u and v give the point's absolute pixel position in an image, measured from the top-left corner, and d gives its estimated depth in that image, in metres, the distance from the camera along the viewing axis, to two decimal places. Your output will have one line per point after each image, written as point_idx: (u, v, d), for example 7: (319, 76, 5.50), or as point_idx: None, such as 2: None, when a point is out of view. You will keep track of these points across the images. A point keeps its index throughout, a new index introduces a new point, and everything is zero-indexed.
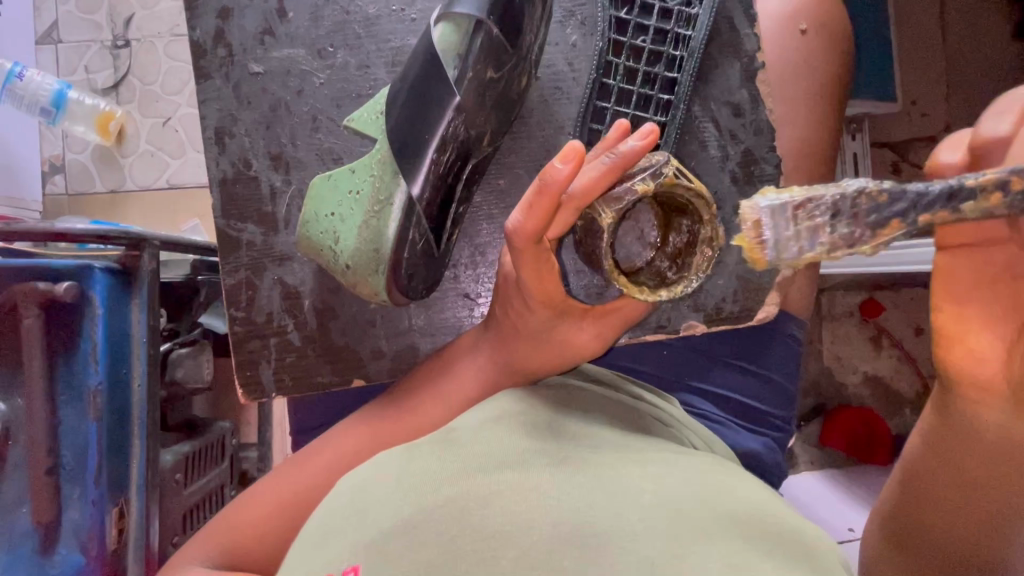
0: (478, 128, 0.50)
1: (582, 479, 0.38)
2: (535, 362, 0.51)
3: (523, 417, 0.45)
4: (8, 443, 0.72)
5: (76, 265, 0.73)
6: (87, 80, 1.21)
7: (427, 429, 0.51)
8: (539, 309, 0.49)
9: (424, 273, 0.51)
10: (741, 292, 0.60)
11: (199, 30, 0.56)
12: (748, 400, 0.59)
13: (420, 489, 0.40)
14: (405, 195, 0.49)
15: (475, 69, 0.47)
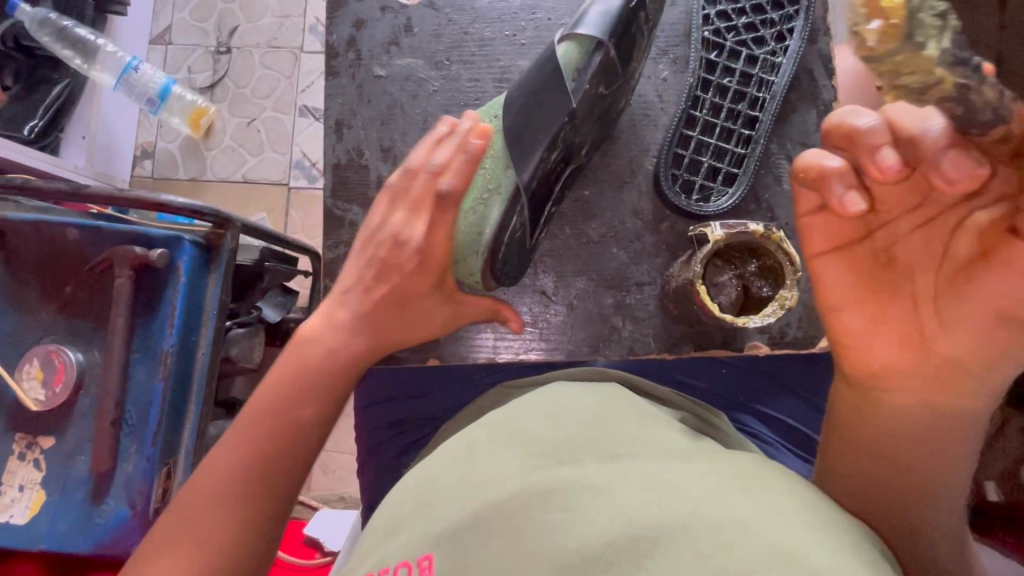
0: (581, 138, 0.55)
1: (627, 474, 0.39)
2: (390, 332, 0.59)
3: (562, 426, 0.47)
4: (80, 391, 0.78)
5: (168, 235, 0.79)
6: (188, 79, 1.33)
7: (314, 374, 0.56)
8: (420, 281, 0.57)
9: (517, 260, 0.57)
10: (805, 317, 0.60)
11: (334, 36, 0.63)
12: (802, 427, 0.61)
13: (491, 480, 0.43)
14: (513, 183, 0.52)
15: (590, 85, 0.51)
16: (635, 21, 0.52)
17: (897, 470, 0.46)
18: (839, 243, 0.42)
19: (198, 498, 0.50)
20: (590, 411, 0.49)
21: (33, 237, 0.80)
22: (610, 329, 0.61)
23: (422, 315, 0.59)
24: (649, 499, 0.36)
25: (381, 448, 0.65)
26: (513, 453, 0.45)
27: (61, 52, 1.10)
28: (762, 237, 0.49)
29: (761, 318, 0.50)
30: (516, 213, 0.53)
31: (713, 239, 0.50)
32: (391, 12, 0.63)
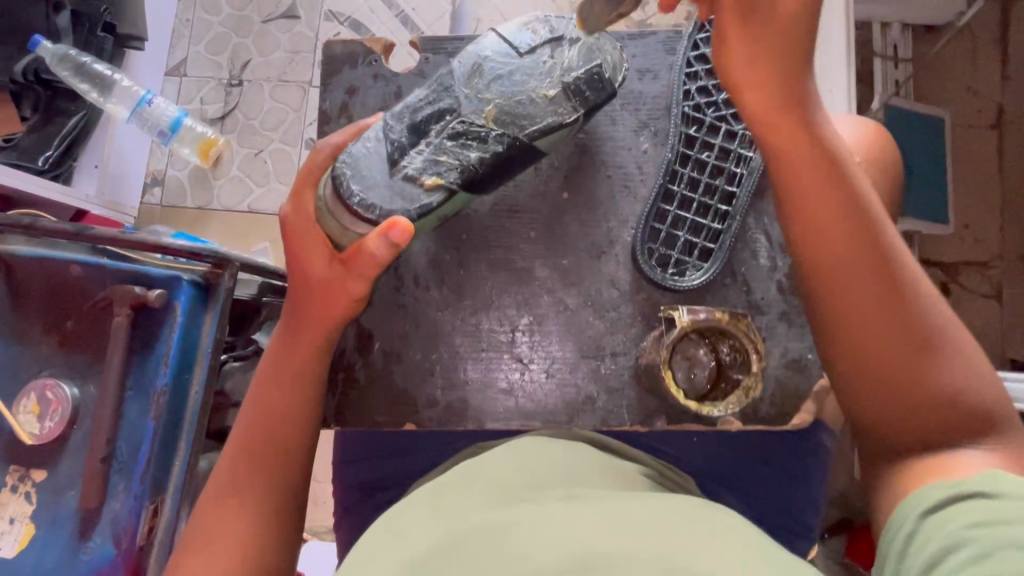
0: (474, 97, 0.57)
1: (583, 514, 0.42)
2: (293, 289, 0.59)
3: (526, 476, 0.50)
4: (74, 426, 0.80)
5: (168, 275, 0.82)
6: (200, 110, 1.38)
7: (281, 353, 0.59)
8: (302, 229, 0.57)
9: (375, 193, 0.54)
10: (778, 395, 0.61)
11: (327, 101, 0.65)
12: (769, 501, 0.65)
13: (455, 520, 0.44)
14: (381, 126, 0.56)
15: (475, 51, 0.59)
16: (542, 23, 0.60)
17: (886, 287, 0.54)
18: (769, 93, 0.55)
19: (217, 508, 0.56)
20: (559, 463, 0.52)
21: (38, 272, 0.83)
22: (586, 398, 0.62)
23: (323, 282, 0.57)
24: (599, 534, 0.39)
25: (358, 507, 0.66)
26: (484, 493, 0.47)
27: (79, 85, 1.14)
28: (727, 323, 0.56)
29: (723, 407, 0.57)
30: (372, 138, 0.55)
31: (679, 324, 0.57)
32: (382, 80, 0.65)
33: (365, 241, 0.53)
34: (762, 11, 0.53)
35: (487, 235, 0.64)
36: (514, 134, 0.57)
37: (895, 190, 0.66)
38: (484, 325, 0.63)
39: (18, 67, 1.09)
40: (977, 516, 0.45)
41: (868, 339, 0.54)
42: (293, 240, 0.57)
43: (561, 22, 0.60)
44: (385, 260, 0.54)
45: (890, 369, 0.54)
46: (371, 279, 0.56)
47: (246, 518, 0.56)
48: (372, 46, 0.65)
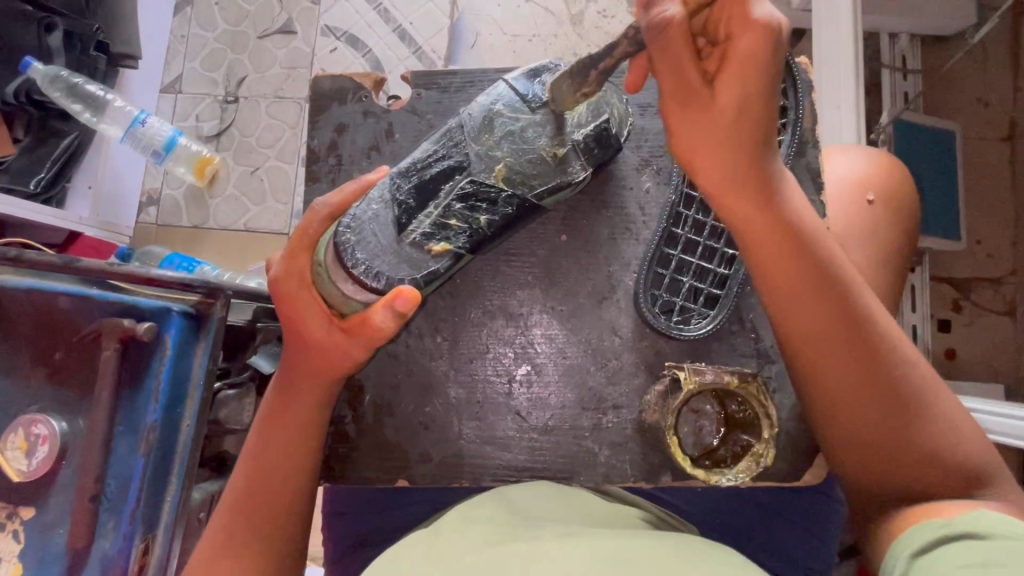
0: (486, 153, 0.55)
1: (582, 549, 0.41)
2: (291, 357, 0.55)
3: (520, 513, 0.49)
4: (62, 463, 0.78)
5: (158, 307, 0.79)
6: (195, 128, 1.36)
7: (283, 419, 0.56)
8: (299, 300, 0.51)
9: (382, 260, 0.51)
10: (786, 448, 0.61)
11: (316, 140, 0.63)
12: (775, 553, 0.64)
13: (447, 559, 0.43)
14: (387, 185, 0.54)
15: (488, 102, 0.56)
16: (553, 72, 0.56)
17: (859, 354, 0.52)
18: (724, 175, 0.51)
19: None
20: (555, 504, 0.51)
21: (27, 303, 0.81)
22: (586, 452, 0.60)
23: (323, 348, 0.53)
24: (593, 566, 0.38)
25: (346, 561, 0.65)
26: (478, 530, 0.46)
27: (71, 106, 1.12)
28: (739, 386, 0.53)
29: (734, 474, 0.53)
30: (377, 200, 0.53)
31: (685, 384, 0.54)
32: (372, 117, 0.63)
33: (370, 313, 0.49)
34: (704, 97, 0.48)
35: (481, 280, 0.62)
36: (524, 195, 0.56)
37: (908, 228, 0.64)
38: (480, 377, 0.61)
39: (9, 89, 1.05)
40: (966, 558, 0.43)
41: (841, 399, 0.54)
42: (289, 304, 0.52)
43: (572, 74, 0.57)
44: (392, 330, 0.51)
45: (865, 427, 0.53)
46: (376, 346, 0.53)
47: None
48: (362, 81, 0.63)
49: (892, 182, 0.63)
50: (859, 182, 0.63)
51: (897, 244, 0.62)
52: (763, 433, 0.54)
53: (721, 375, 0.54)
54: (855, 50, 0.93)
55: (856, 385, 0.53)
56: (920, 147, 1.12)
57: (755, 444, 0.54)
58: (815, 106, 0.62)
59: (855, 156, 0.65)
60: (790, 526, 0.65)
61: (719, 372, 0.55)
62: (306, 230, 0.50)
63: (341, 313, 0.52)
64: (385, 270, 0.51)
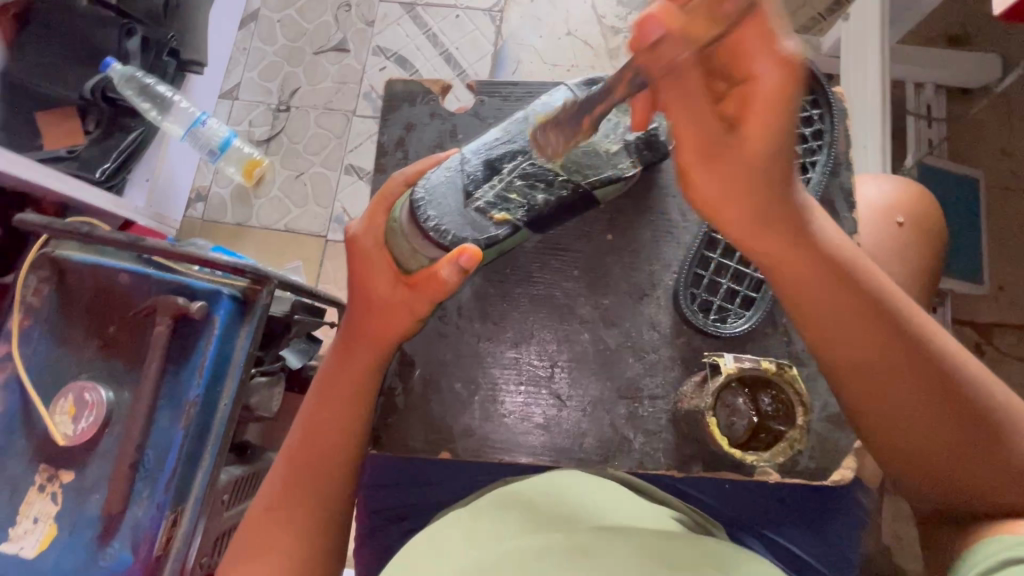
0: None
1: (621, 546, 0.42)
2: (359, 318, 0.60)
3: (558, 499, 0.51)
4: (104, 430, 0.81)
5: (210, 289, 0.84)
6: (247, 132, 1.44)
7: (341, 382, 0.60)
8: (382, 272, 0.58)
9: (450, 219, 0.55)
10: (818, 448, 0.61)
11: (385, 136, 0.68)
12: (805, 555, 0.64)
13: (490, 541, 0.45)
14: (458, 157, 0.59)
15: (546, 99, 0.61)
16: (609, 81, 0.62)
17: (924, 375, 0.53)
18: (745, 218, 0.51)
19: (265, 527, 0.57)
20: (590, 498, 0.52)
21: (87, 278, 0.86)
22: (622, 439, 0.62)
23: (386, 302, 0.57)
24: (628, 562, 0.40)
25: (379, 531, 0.66)
26: (519, 516, 0.49)
27: (140, 104, 1.19)
28: (777, 372, 0.55)
29: (770, 456, 0.55)
30: (449, 168, 0.57)
31: (725, 369, 0.56)
32: (439, 118, 0.68)
33: (437, 268, 0.53)
34: (722, 150, 0.47)
35: (531, 270, 0.65)
36: (579, 182, 0.61)
37: (936, 254, 0.66)
38: (524, 359, 0.64)
39: (86, 86, 1.14)
40: None
41: (907, 420, 0.54)
42: (362, 261, 0.58)
43: None
44: (453, 285, 0.54)
45: (930, 440, 0.54)
46: (436, 302, 0.56)
47: (291, 536, 0.57)
48: (431, 86, 0.69)
49: (922, 209, 0.66)
50: (888, 206, 0.66)
51: (925, 266, 0.65)
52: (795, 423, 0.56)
53: (756, 363, 0.56)
54: (879, 94, 0.98)
55: (931, 417, 0.54)
56: (943, 193, 1.16)
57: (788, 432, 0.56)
58: (849, 132, 0.63)
59: (886, 182, 0.68)
60: (819, 536, 0.64)
61: (754, 360, 0.56)
62: (367, 221, 0.59)
63: (407, 270, 0.57)
64: (456, 224, 0.55)
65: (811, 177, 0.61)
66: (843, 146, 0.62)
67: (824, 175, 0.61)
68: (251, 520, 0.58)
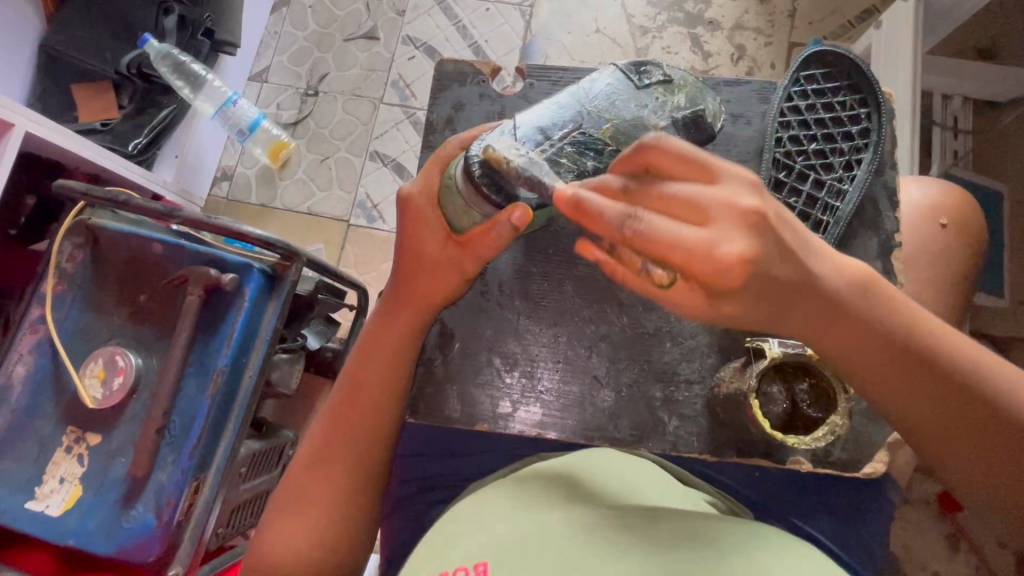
0: (598, 113, 0.60)
1: (664, 526, 0.43)
2: (406, 281, 0.62)
3: (594, 477, 0.52)
4: (134, 396, 0.83)
5: (242, 262, 0.85)
6: (276, 115, 1.46)
7: (382, 344, 0.62)
8: (433, 233, 0.60)
9: (506, 176, 0.55)
10: (848, 441, 0.61)
11: (433, 114, 0.69)
12: (834, 548, 0.64)
13: (533, 512, 0.46)
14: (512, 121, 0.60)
15: (600, 76, 0.63)
16: (658, 66, 0.64)
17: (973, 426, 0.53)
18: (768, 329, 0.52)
19: (307, 484, 0.61)
20: (623, 477, 0.53)
21: (122, 245, 0.87)
22: (655, 422, 0.62)
23: (437, 262, 0.60)
24: (670, 546, 0.40)
25: (408, 501, 0.67)
26: (559, 488, 0.49)
27: (175, 82, 1.22)
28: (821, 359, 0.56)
29: (812, 440, 0.54)
30: (506, 128, 0.58)
31: (770, 354, 0.57)
32: (487, 99, 0.68)
33: (493, 224, 0.55)
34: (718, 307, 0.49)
35: (571, 253, 0.66)
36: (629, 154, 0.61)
37: (976, 256, 0.66)
38: (562, 338, 0.65)
39: (124, 60, 1.15)
40: None
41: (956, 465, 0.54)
42: (413, 220, 0.61)
43: (674, 70, 0.64)
44: (505, 243, 0.56)
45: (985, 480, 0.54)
46: (484, 261, 0.59)
47: (330, 493, 0.61)
48: (481, 68, 0.69)
49: (963, 213, 0.66)
50: (931, 207, 0.66)
51: (966, 268, 0.66)
52: (838, 409, 0.55)
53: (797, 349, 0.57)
54: (913, 101, 0.98)
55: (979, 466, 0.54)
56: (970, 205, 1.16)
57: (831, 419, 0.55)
58: (896, 132, 0.63)
59: (928, 184, 0.68)
60: (843, 532, 0.64)
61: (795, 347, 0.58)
62: (419, 181, 0.60)
63: (457, 229, 0.59)
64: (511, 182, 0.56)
65: (857, 173, 0.61)
66: (889, 145, 0.63)
67: (869, 172, 0.61)
68: (293, 475, 0.63)
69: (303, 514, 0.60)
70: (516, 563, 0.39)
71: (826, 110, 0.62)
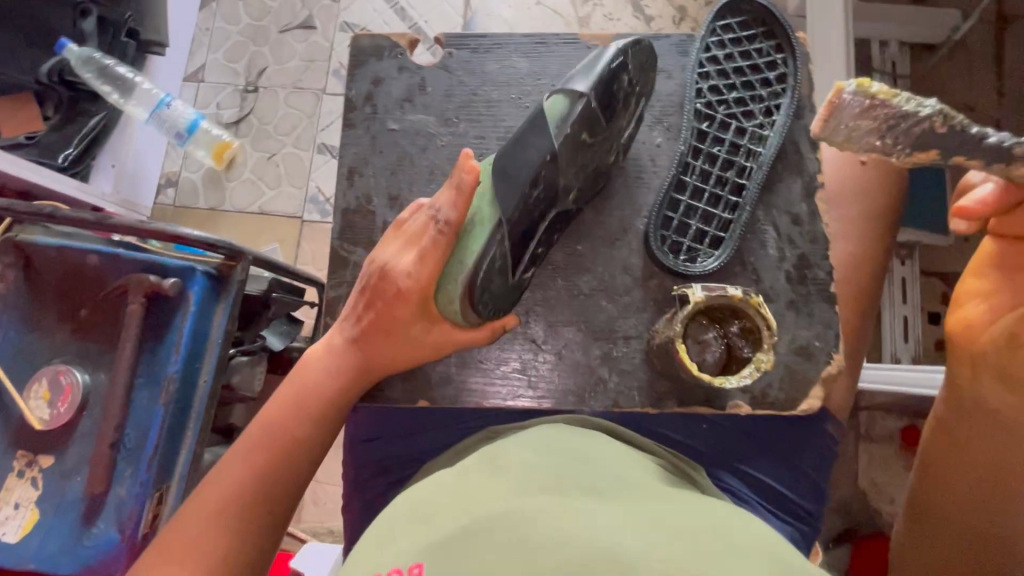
0: (569, 183, 0.57)
1: (614, 508, 0.40)
2: (384, 352, 0.62)
3: (545, 450, 0.49)
4: (84, 413, 0.80)
5: (184, 265, 0.83)
6: (216, 115, 1.41)
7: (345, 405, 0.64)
8: (412, 308, 0.59)
9: (500, 303, 0.58)
10: (786, 381, 0.63)
11: (352, 90, 0.67)
12: (782, 489, 0.62)
13: (480, 500, 0.42)
14: (495, 219, 0.54)
15: (569, 131, 0.55)
16: (621, 91, 0.57)
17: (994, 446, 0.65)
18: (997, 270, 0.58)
19: (216, 503, 0.59)
20: (575, 447, 0.50)
21: (55, 259, 0.84)
22: (598, 380, 0.64)
23: (419, 341, 0.61)
24: (619, 526, 0.38)
25: (365, 485, 0.66)
26: (507, 476, 0.45)
27: (101, 88, 1.17)
28: (747, 301, 0.55)
29: (738, 378, 0.56)
30: (496, 245, 0.54)
31: (694, 300, 0.55)
32: (407, 71, 0.67)
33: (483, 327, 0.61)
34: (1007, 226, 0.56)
35: None
36: (586, 200, 0.62)
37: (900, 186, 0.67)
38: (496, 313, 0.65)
39: (44, 68, 1.11)
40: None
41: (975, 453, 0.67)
42: (395, 304, 0.59)
43: (636, 66, 0.58)
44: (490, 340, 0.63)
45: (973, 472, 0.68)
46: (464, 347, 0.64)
47: (242, 513, 0.59)
48: (398, 41, 0.67)
49: None
50: None
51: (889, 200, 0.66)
52: (765, 346, 0.56)
53: (723, 292, 0.55)
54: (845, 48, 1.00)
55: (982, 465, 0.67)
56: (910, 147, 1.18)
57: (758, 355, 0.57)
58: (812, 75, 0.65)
59: None
60: None
61: (721, 290, 0.55)
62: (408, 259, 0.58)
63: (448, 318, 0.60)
64: (501, 287, 0.57)
65: (777, 117, 0.63)
66: (806, 87, 0.65)
67: (788, 117, 0.63)
68: (198, 495, 0.59)
69: (210, 533, 0.57)
70: (452, 566, 0.36)
71: (744, 58, 0.63)
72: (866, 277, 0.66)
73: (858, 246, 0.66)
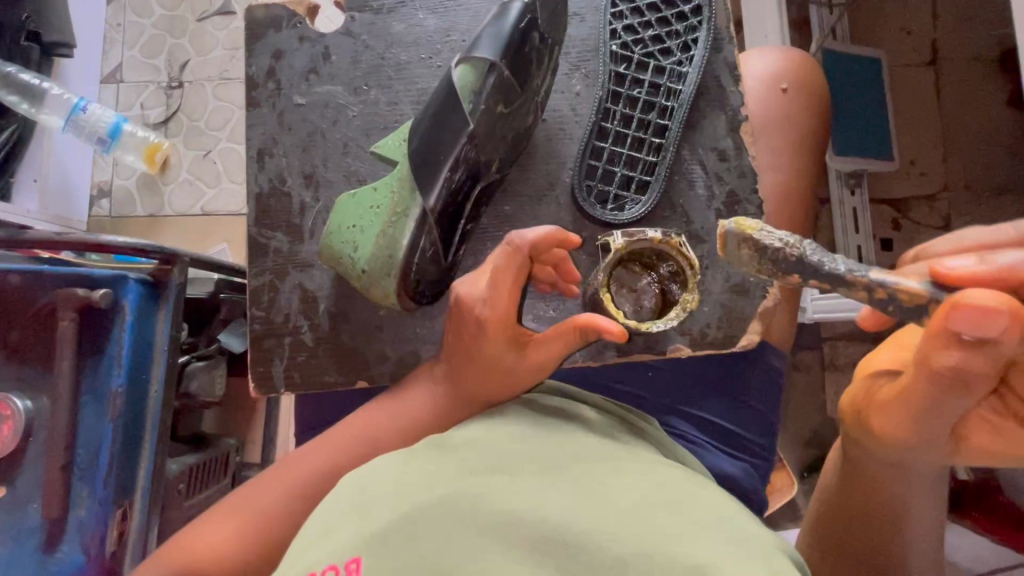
0: (492, 158, 0.57)
1: (564, 485, 0.40)
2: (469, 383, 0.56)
3: (494, 430, 0.47)
4: (30, 438, 0.77)
5: (113, 274, 0.79)
6: (142, 116, 1.34)
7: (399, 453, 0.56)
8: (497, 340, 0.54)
9: (432, 282, 0.59)
10: (725, 319, 0.62)
11: (253, 68, 0.64)
12: (731, 427, 0.65)
13: (424, 484, 0.41)
14: (419, 207, 0.54)
15: (487, 104, 0.53)
16: (536, 52, 0.55)
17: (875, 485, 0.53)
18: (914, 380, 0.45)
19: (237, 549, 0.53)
20: (523, 426, 0.48)
21: None
22: None
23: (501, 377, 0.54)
24: (564, 500, 0.38)
25: None
26: (451, 458, 0.43)
27: (7, 98, 1.09)
28: (666, 243, 0.56)
29: (664, 322, 0.57)
30: (422, 228, 0.54)
31: (614, 248, 0.56)
32: (308, 41, 0.64)
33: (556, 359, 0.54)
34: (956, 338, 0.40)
35: None
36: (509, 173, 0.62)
37: (822, 115, 0.68)
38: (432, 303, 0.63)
39: None
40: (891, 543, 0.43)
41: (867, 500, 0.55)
42: (472, 342, 0.55)
43: (549, 23, 0.56)
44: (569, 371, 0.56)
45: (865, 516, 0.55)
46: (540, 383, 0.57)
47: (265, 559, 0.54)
48: (295, 9, 0.65)
49: (807, 73, 0.67)
50: (774, 74, 0.67)
51: (810, 129, 0.67)
52: (690, 286, 0.57)
53: (642, 237, 0.56)
54: None
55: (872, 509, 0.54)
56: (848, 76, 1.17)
57: (684, 296, 0.58)
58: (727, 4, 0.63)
59: (770, 52, 0.68)
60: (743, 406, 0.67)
61: (641, 233, 0.56)
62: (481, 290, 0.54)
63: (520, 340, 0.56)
64: (437, 269, 0.58)
65: (695, 51, 0.61)
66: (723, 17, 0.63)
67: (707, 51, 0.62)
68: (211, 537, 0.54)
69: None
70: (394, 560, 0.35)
71: None
72: (796, 208, 0.67)
73: (787, 175, 0.66)
